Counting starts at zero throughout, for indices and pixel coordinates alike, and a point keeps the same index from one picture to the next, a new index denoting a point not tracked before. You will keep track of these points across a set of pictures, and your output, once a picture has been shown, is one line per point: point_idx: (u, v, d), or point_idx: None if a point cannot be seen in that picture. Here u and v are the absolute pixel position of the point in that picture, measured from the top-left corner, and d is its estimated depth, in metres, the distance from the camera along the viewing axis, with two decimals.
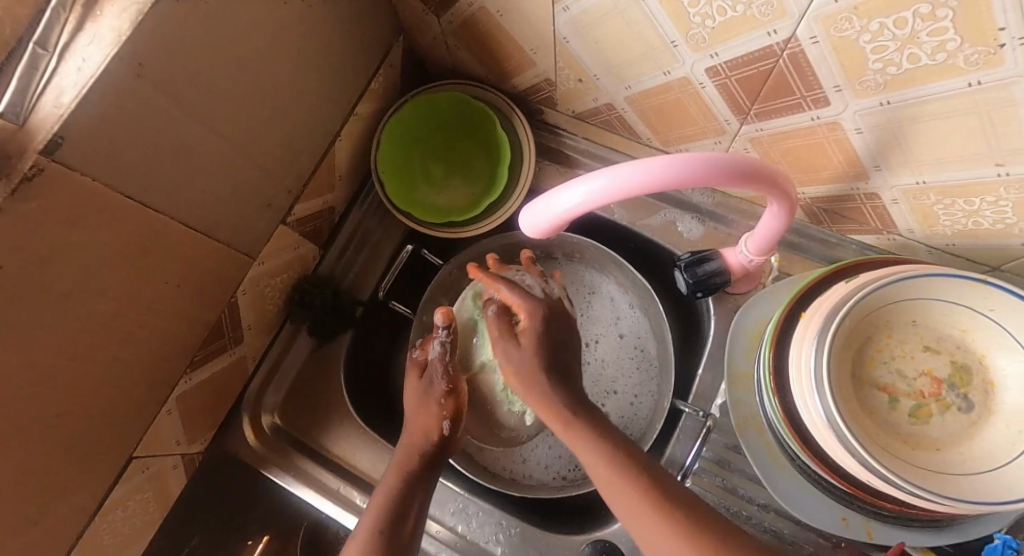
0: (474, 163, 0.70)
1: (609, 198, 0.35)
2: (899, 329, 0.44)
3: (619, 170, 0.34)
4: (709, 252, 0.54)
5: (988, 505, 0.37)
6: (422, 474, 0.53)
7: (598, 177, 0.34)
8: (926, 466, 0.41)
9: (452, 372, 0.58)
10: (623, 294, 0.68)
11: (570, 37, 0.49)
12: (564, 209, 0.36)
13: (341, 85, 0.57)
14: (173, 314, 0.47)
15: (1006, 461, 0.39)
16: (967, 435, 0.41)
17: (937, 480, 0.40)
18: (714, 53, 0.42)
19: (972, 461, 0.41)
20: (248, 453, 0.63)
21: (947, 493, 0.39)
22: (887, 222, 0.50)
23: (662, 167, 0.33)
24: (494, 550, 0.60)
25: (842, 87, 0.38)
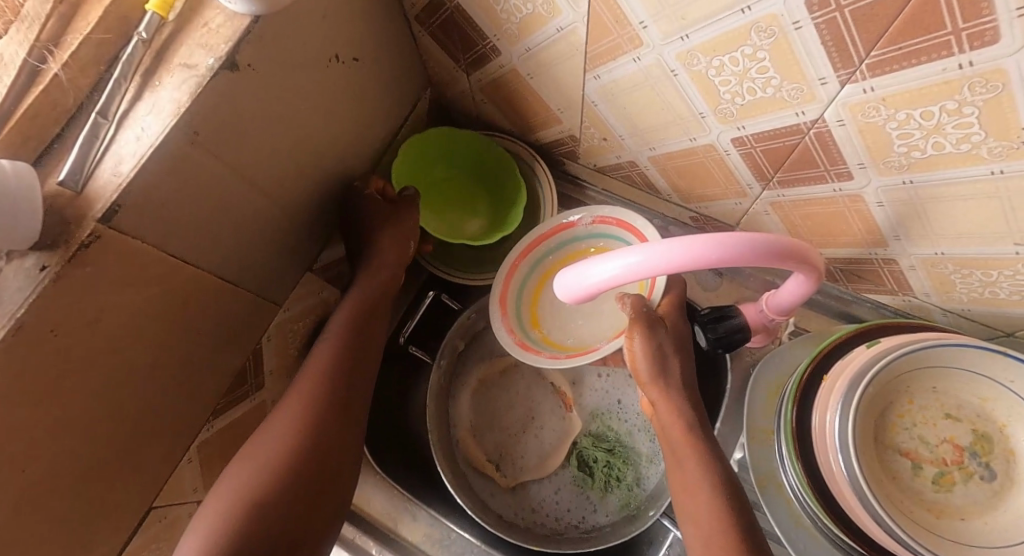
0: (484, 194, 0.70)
1: (636, 274, 0.36)
2: (921, 395, 0.45)
3: (655, 247, 0.35)
4: (730, 309, 0.55)
5: None
6: (353, 350, 0.55)
7: (636, 256, 0.36)
8: (950, 536, 0.41)
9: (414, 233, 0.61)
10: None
11: (598, 101, 0.50)
12: (594, 281, 0.38)
13: (372, 137, 0.58)
14: (203, 364, 0.47)
15: None
16: (989, 504, 0.42)
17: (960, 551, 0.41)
18: (741, 126, 0.43)
19: (996, 533, 0.41)
20: None
21: None
22: (904, 285, 0.51)
23: (689, 246, 0.34)
24: None
25: (866, 164, 0.39)
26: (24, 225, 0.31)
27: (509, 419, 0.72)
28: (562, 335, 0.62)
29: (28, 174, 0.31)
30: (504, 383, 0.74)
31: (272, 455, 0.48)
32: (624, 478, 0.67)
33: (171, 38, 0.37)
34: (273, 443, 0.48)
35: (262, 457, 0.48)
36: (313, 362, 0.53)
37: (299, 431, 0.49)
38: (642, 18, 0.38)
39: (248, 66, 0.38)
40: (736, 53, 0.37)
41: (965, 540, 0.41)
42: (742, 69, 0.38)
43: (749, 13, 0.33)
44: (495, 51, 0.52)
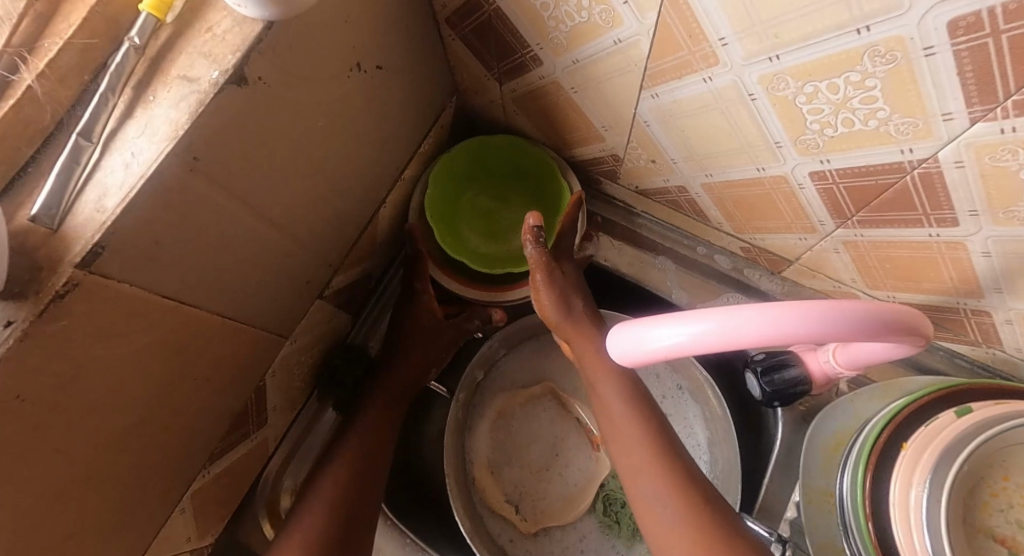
0: (504, 183, 0.66)
1: (704, 349, 0.30)
2: (1018, 472, 0.39)
3: (728, 318, 0.29)
4: (787, 355, 0.49)
5: None
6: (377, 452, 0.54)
7: (707, 321, 0.29)
8: None
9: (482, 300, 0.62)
10: (672, 373, 0.63)
11: (651, 121, 0.45)
12: (654, 348, 0.32)
13: (392, 152, 0.53)
14: (199, 407, 0.42)
15: None
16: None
17: None
18: (825, 159, 0.37)
19: None
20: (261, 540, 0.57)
21: None
22: (991, 338, 0.45)
23: (773, 323, 0.28)
24: None
25: (980, 212, 0.34)
26: None
27: (530, 455, 0.67)
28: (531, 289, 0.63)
29: None
30: (524, 416, 0.69)
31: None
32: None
33: (169, 44, 0.31)
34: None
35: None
36: (316, 496, 0.49)
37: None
38: (723, 35, 0.32)
39: (259, 79, 0.32)
40: (838, 79, 0.31)
41: None
42: (841, 97, 0.32)
43: (865, 35, 0.27)
44: (535, 61, 0.46)
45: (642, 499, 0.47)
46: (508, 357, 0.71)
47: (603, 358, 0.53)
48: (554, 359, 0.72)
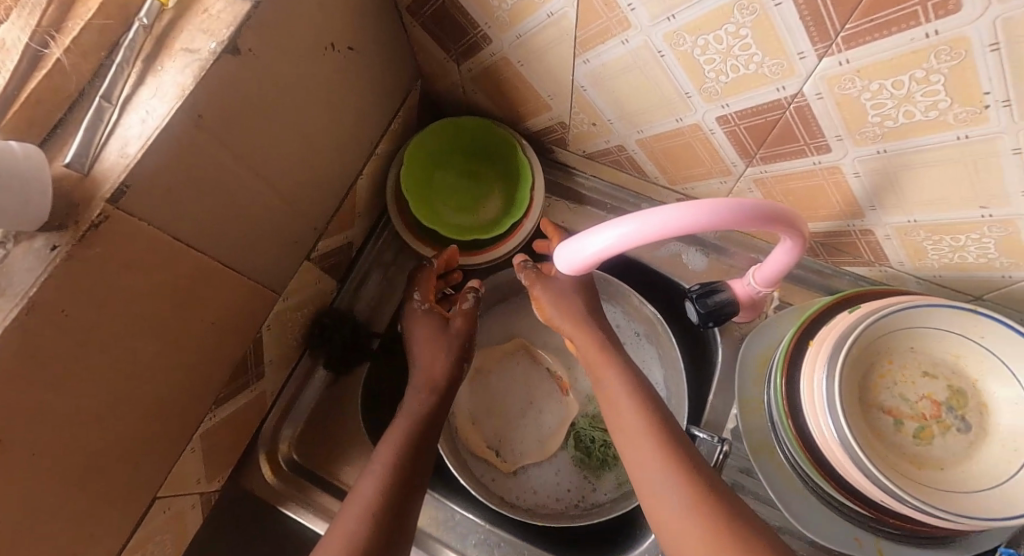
0: (470, 163, 0.70)
1: (631, 244, 0.37)
2: (899, 355, 0.47)
3: (648, 215, 0.36)
4: (718, 283, 0.57)
5: (984, 519, 0.41)
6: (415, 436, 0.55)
7: (629, 223, 0.37)
8: (932, 484, 0.44)
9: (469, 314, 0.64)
10: (630, 320, 0.70)
11: (587, 86, 0.52)
12: (592, 252, 0.39)
13: (365, 128, 0.59)
14: (206, 351, 0.47)
15: (1004, 478, 0.42)
16: (968, 455, 0.45)
17: (939, 496, 0.43)
18: (725, 104, 0.45)
19: (974, 478, 0.44)
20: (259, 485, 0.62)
21: (953, 508, 0.42)
22: (880, 255, 0.54)
23: (682, 211, 0.35)
24: None
25: (843, 136, 0.42)
26: (34, 207, 0.31)
27: (506, 404, 0.74)
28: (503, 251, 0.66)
29: (37, 155, 0.32)
30: (499, 370, 0.75)
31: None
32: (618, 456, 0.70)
33: (171, 23, 0.37)
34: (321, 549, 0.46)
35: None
36: (363, 484, 0.50)
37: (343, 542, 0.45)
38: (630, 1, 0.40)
39: (249, 50, 0.38)
40: (721, 31, 0.39)
41: (944, 486, 0.44)
42: (726, 47, 0.40)
43: None
44: (485, 40, 0.53)
45: (648, 483, 0.49)
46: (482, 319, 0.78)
47: (608, 354, 0.57)
48: (523, 319, 0.79)
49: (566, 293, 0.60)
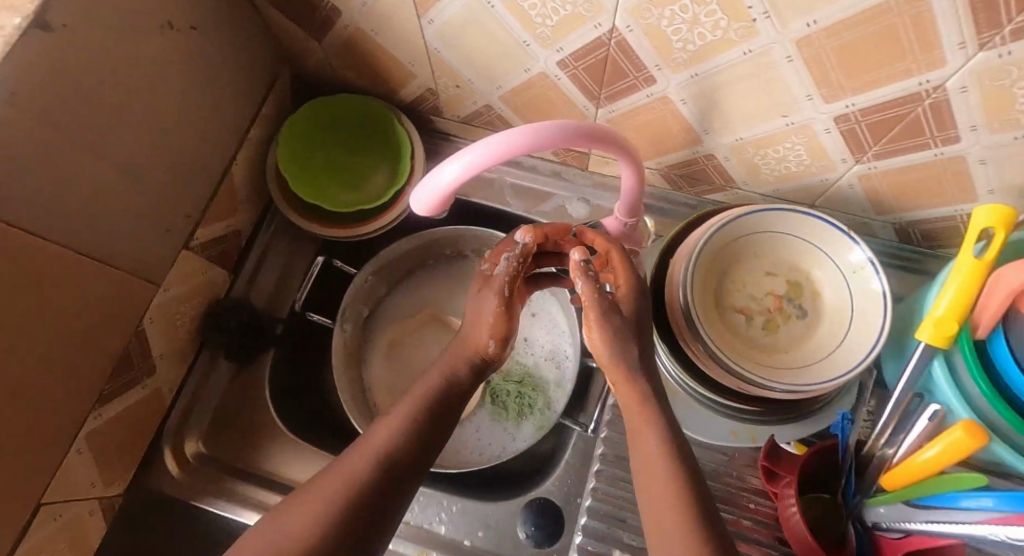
0: (357, 142, 0.70)
1: (476, 169, 0.39)
2: (745, 261, 0.53)
3: (488, 139, 0.38)
4: (592, 224, 0.61)
5: (822, 383, 0.47)
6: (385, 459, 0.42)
7: (469, 153, 0.39)
8: (781, 365, 0.50)
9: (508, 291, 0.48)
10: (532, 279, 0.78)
11: (440, 47, 0.54)
12: (444, 183, 0.40)
13: (230, 112, 0.59)
14: (76, 345, 0.46)
15: (834, 348, 0.49)
16: (807, 335, 0.51)
17: (786, 373, 0.49)
18: (559, 48, 0.49)
19: (813, 354, 0.50)
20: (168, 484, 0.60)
21: (799, 381, 0.48)
22: (727, 178, 0.60)
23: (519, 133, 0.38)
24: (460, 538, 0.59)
25: (660, 65, 0.47)
26: None
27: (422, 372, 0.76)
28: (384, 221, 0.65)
29: None
30: (413, 339, 0.77)
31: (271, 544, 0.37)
32: (535, 403, 0.73)
33: None
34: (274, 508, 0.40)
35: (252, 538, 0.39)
36: (373, 436, 0.43)
37: (317, 518, 0.38)
38: None
39: (63, 26, 0.38)
40: None
41: (790, 365, 0.49)
42: None
43: None
44: (334, 11, 0.55)
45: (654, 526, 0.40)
46: (392, 292, 0.79)
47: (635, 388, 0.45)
48: (432, 291, 0.80)
49: (625, 325, 0.45)
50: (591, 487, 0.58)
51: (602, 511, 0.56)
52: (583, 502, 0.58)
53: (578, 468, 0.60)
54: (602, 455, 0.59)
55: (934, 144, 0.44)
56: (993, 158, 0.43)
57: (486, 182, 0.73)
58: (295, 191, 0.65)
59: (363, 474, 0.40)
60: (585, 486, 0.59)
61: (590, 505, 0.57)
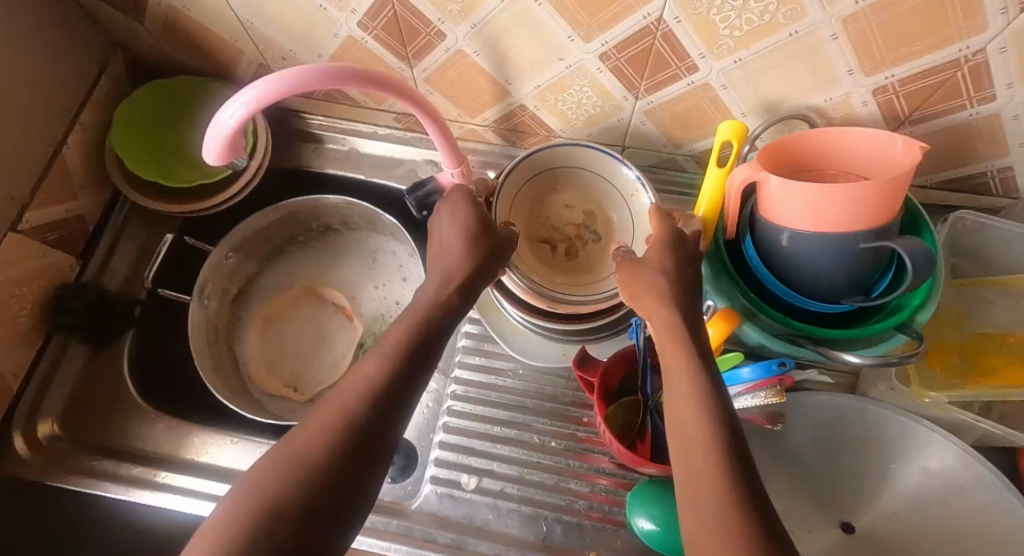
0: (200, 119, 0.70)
1: (256, 109, 0.42)
2: (550, 197, 0.60)
3: (264, 79, 0.42)
4: (428, 179, 0.65)
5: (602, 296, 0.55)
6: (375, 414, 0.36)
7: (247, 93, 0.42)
8: (577, 284, 0.58)
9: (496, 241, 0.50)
10: (402, 248, 0.80)
11: (251, 18, 0.57)
12: (227, 127, 0.43)
13: (51, 95, 0.60)
14: None
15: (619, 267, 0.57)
16: (600, 257, 0.59)
17: (579, 290, 0.57)
18: (353, 10, 0.53)
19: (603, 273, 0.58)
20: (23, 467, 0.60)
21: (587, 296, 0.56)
22: (546, 127, 0.65)
23: (292, 74, 0.42)
24: None
25: (443, 19, 0.51)
26: None
27: (297, 344, 0.78)
28: (228, 194, 0.66)
29: None
30: (288, 315, 0.79)
31: (267, 503, 0.31)
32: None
33: None
34: (242, 480, 0.33)
35: (230, 506, 0.31)
36: (348, 384, 0.38)
37: (287, 481, 0.32)
38: None
39: None
40: None
41: (584, 283, 0.58)
42: None
43: None
44: None
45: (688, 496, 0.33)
46: (265, 270, 0.81)
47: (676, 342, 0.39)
48: (305, 265, 0.82)
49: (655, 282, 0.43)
50: (444, 422, 0.62)
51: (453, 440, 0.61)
52: (437, 436, 0.61)
53: (433, 406, 0.63)
54: (454, 392, 0.63)
55: (681, 73, 0.51)
56: (730, 83, 0.50)
57: (339, 155, 0.76)
58: (137, 175, 0.65)
59: (349, 419, 0.35)
60: (439, 422, 0.62)
61: (442, 438, 0.61)
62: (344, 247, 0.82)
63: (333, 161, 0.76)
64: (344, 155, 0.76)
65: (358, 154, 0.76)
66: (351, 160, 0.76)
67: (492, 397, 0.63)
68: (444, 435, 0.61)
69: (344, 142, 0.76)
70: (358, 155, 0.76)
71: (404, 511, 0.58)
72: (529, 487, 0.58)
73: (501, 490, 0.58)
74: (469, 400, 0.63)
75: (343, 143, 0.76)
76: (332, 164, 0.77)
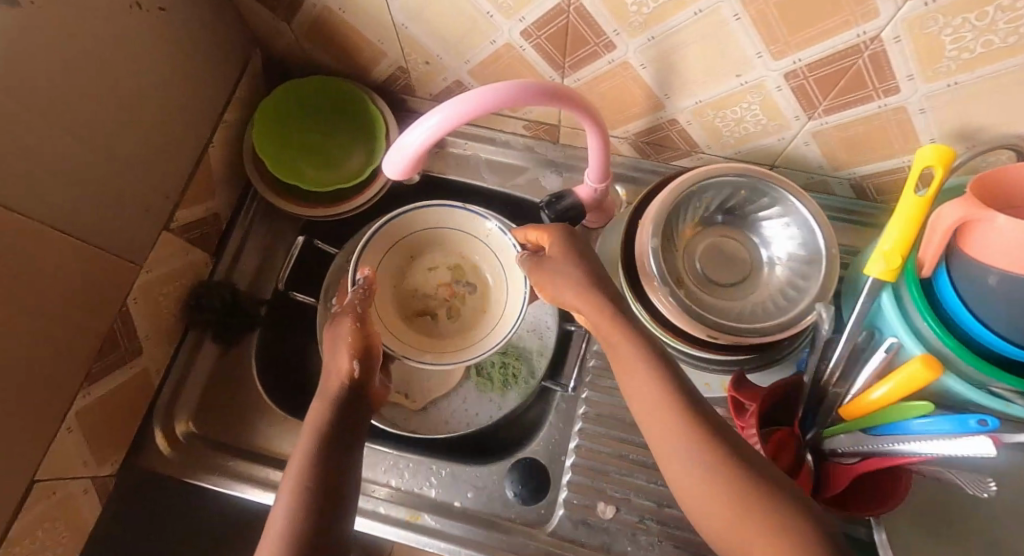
0: (329, 120, 0.70)
1: (450, 126, 0.41)
2: (420, 261, 0.69)
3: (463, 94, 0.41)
4: (564, 191, 0.63)
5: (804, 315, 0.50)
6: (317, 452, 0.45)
7: (434, 117, 0.42)
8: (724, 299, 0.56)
9: (363, 311, 0.58)
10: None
11: (407, 23, 0.56)
12: (418, 142, 0.42)
13: (206, 95, 0.60)
14: (61, 322, 0.47)
15: (650, 308, 0.55)
16: (487, 304, 0.67)
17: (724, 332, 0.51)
18: (521, 18, 0.51)
19: (724, 288, 0.57)
20: (163, 464, 0.61)
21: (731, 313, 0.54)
22: (691, 142, 0.62)
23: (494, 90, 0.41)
24: (453, 503, 0.59)
25: (618, 30, 0.49)
26: None
27: None
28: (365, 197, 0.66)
29: None
30: None
31: (284, 520, 0.40)
32: (518, 372, 0.67)
33: None
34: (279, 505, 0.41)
35: (278, 523, 0.40)
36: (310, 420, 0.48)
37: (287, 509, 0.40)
38: None
39: None
40: None
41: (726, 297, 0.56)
42: None
43: None
44: None
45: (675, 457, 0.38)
46: None
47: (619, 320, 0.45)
48: None
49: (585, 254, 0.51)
50: (574, 444, 0.61)
51: (584, 463, 0.59)
52: (567, 458, 0.60)
53: (559, 426, 0.63)
54: (584, 413, 0.62)
55: (876, 95, 0.47)
56: (931, 107, 0.46)
57: (460, 158, 0.74)
58: (275, 176, 0.65)
59: (311, 459, 0.44)
60: (568, 443, 0.61)
61: (574, 461, 0.60)
62: None
63: (454, 165, 0.74)
64: (462, 160, 0.74)
65: (479, 158, 0.74)
66: (473, 164, 0.74)
67: (626, 420, 0.61)
68: (575, 457, 0.60)
69: (466, 145, 0.74)
70: (479, 160, 0.74)
71: (537, 534, 0.57)
72: (670, 520, 0.56)
73: (639, 521, 0.56)
74: (600, 424, 0.61)
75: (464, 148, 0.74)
76: (453, 167, 0.74)
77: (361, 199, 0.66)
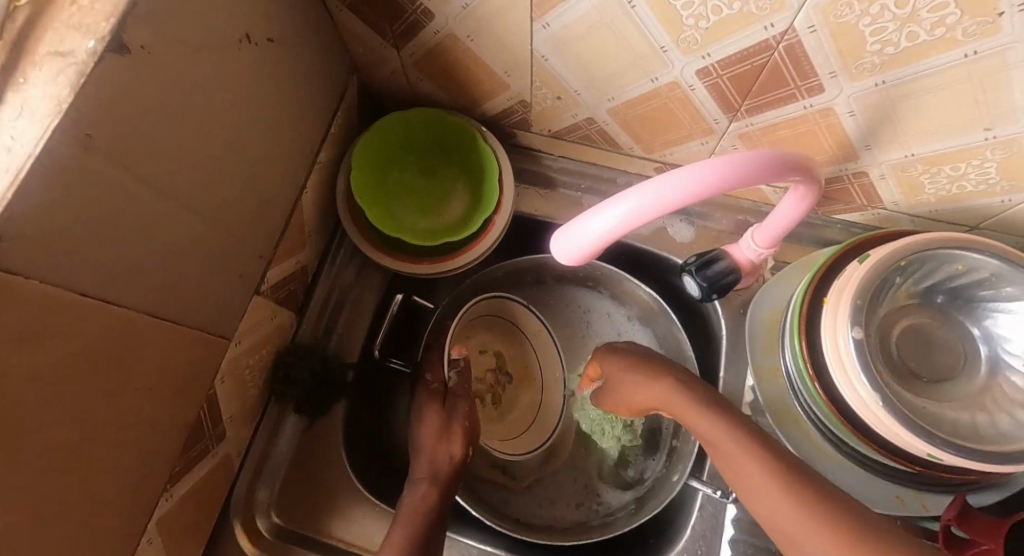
0: (426, 159, 0.64)
1: (667, 205, 0.34)
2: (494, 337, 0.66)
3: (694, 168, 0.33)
4: (715, 252, 0.52)
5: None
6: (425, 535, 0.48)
7: (645, 190, 0.34)
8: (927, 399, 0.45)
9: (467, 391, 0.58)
10: (619, 307, 0.68)
11: (549, 55, 0.46)
12: (622, 218, 0.34)
13: (304, 135, 0.51)
14: (152, 423, 0.39)
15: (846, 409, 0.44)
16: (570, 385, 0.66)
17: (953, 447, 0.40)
18: (706, 54, 0.40)
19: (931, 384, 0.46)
20: None
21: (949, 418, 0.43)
22: (873, 197, 0.52)
23: (729, 165, 0.33)
24: None
25: (838, 72, 0.38)
26: None
27: None
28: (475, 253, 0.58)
29: None
30: None
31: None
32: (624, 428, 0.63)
33: (30, 24, 0.28)
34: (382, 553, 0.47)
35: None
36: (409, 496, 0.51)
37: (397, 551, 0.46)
38: None
39: (142, 47, 0.30)
40: None
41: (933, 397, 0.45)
42: None
43: None
44: (427, 16, 0.46)
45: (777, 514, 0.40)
46: None
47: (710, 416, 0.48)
48: None
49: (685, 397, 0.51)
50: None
51: None
52: None
53: (703, 534, 0.54)
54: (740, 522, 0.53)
55: None
56: None
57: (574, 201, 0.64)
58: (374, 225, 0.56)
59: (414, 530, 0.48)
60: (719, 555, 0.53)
61: None
62: (556, 304, 0.70)
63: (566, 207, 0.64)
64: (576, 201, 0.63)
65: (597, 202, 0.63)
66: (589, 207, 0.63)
67: None
68: None
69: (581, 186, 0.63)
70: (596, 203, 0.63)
71: None
72: None
73: None
74: (760, 535, 0.53)
75: (577, 191, 0.63)
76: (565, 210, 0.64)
77: (471, 257, 0.58)
